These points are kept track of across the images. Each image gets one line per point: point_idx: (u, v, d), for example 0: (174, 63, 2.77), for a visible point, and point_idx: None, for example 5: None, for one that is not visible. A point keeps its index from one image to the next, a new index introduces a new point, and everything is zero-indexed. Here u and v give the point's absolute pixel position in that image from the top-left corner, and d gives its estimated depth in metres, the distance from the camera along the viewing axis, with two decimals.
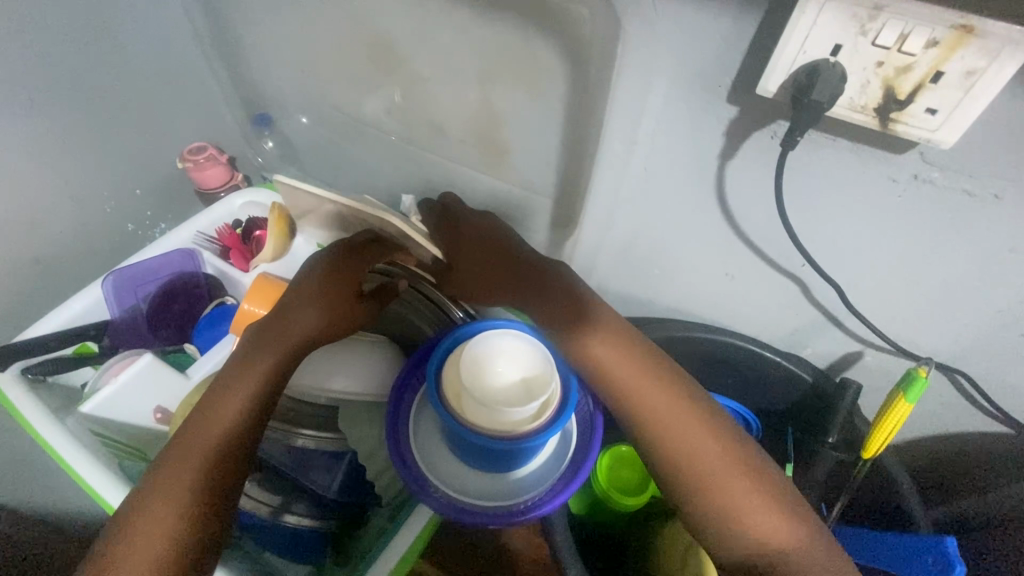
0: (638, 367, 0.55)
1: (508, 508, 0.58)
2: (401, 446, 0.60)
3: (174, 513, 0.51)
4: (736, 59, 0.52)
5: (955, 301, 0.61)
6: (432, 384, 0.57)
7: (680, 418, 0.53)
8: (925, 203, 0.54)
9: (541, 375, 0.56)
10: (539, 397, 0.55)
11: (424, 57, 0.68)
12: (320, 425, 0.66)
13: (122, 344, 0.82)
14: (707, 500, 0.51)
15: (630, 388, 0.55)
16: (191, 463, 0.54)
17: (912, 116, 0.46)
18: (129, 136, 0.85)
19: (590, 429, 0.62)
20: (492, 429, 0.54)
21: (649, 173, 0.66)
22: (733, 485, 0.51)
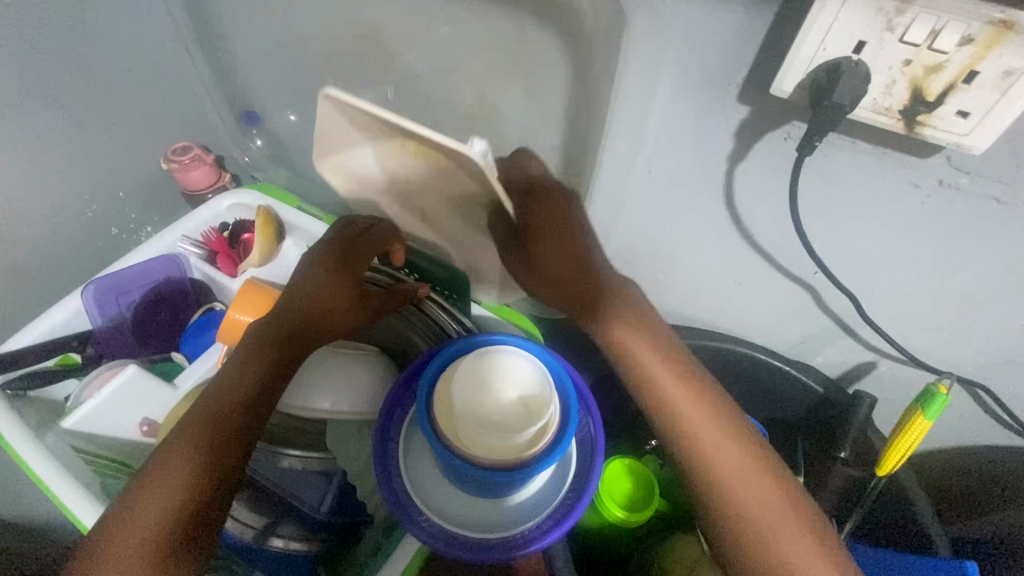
0: (678, 378, 0.51)
1: (505, 539, 0.56)
2: (389, 474, 0.57)
3: (157, 530, 0.47)
4: (749, 56, 0.49)
5: (976, 310, 0.58)
6: (422, 407, 0.54)
7: (705, 435, 0.49)
8: (949, 210, 0.51)
9: (539, 397, 0.53)
10: (538, 420, 0.52)
11: (415, 52, 0.64)
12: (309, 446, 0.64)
13: (106, 355, 0.79)
14: (740, 531, 0.47)
15: (668, 399, 0.50)
16: (179, 472, 0.50)
17: (941, 119, 0.43)
18: (110, 137, 0.81)
19: (591, 453, 0.60)
20: (488, 456, 0.51)
21: (653, 176, 0.62)
22: (771, 517, 0.47)
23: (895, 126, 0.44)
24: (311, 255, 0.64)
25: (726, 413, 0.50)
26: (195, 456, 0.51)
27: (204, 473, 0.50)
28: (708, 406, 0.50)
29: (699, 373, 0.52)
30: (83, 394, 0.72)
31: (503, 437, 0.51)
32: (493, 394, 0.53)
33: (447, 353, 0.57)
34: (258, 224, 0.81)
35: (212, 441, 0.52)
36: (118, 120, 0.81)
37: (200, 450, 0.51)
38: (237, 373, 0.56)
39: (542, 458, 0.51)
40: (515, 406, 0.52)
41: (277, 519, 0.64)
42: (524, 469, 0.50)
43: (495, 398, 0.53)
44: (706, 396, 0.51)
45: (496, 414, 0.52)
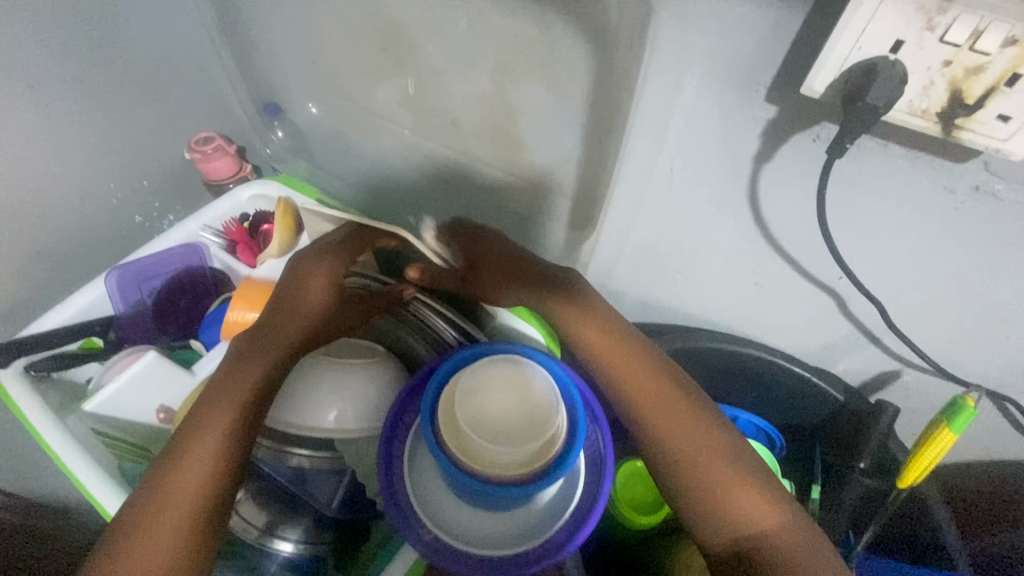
0: (617, 343, 0.58)
1: (513, 555, 0.56)
2: (395, 488, 0.58)
3: (173, 533, 0.51)
4: (779, 55, 0.47)
5: (1007, 320, 0.56)
6: (426, 421, 0.54)
7: (657, 398, 0.55)
8: (986, 217, 0.49)
9: (544, 410, 0.53)
10: (544, 434, 0.52)
11: (437, 46, 0.64)
12: (316, 447, 0.64)
13: (128, 340, 0.81)
14: (678, 470, 0.52)
15: (607, 360, 0.58)
16: (195, 473, 0.53)
17: (980, 123, 0.41)
18: (136, 125, 0.83)
19: (600, 469, 0.60)
20: (493, 471, 0.51)
21: (676, 177, 0.61)
22: (706, 459, 0.52)
23: (932, 130, 0.43)
24: (303, 260, 0.66)
25: (662, 369, 0.57)
26: (209, 457, 0.54)
27: (219, 473, 0.54)
28: (645, 364, 0.57)
29: (636, 338, 0.59)
30: (105, 376, 0.74)
31: (510, 450, 0.51)
32: (498, 406, 0.52)
33: (448, 367, 0.57)
34: (277, 216, 0.81)
35: (223, 443, 0.55)
36: (143, 110, 0.83)
37: (213, 452, 0.54)
38: (241, 375, 0.58)
39: (550, 474, 0.51)
40: (521, 417, 0.52)
41: (285, 518, 0.66)
42: (532, 484, 0.51)
43: (497, 406, 0.52)
44: (643, 357, 0.57)
45: (501, 423, 0.52)
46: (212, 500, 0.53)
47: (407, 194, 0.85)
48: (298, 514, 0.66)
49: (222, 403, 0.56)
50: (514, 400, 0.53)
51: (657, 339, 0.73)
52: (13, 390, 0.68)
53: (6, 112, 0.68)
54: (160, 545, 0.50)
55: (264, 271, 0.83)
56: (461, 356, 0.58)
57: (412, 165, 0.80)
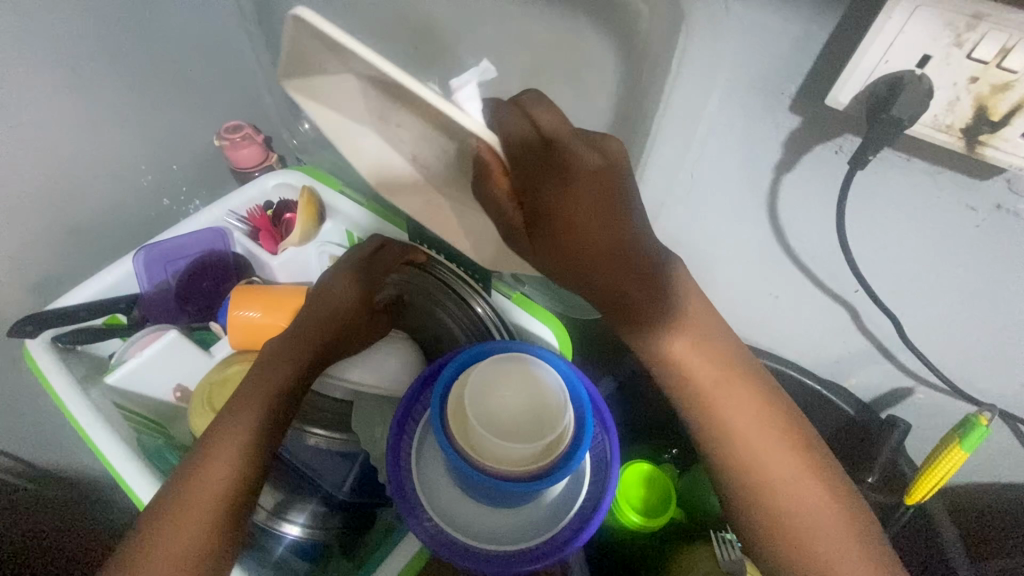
0: (710, 357, 0.49)
1: (516, 552, 0.56)
2: (402, 477, 0.58)
3: (201, 516, 0.52)
4: (805, 66, 0.48)
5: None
6: (436, 413, 0.54)
7: (756, 427, 0.48)
8: (1007, 235, 0.49)
9: (552, 408, 0.53)
10: (552, 431, 0.52)
11: (466, 45, 0.65)
12: (330, 426, 0.68)
13: (151, 318, 0.83)
14: (767, 502, 0.47)
15: (704, 376, 0.48)
16: (224, 459, 0.55)
17: (1004, 140, 0.41)
18: (170, 110, 0.85)
19: (605, 470, 0.60)
20: (500, 465, 0.52)
21: (696, 184, 0.62)
22: (804, 497, 0.47)
23: (956, 146, 0.43)
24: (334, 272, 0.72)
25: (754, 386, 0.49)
26: (233, 442, 0.56)
27: (243, 460, 0.55)
28: (732, 380, 0.49)
29: (729, 346, 0.50)
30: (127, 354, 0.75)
31: (518, 445, 0.51)
32: (509, 401, 0.53)
33: (459, 361, 0.58)
34: (301, 205, 0.84)
35: (253, 430, 0.57)
36: (177, 96, 0.85)
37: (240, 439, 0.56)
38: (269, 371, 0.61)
39: (557, 471, 0.51)
40: (529, 412, 0.53)
41: (296, 499, 0.68)
42: (538, 480, 0.51)
43: (506, 403, 0.53)
44: (736, 370, 0.49)
45: (508, 420, 0.52)
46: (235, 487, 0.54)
47: None
48: (307, 497, 0.68)
49: (255, 393, 0.59)
50: (525, 399, 0.53)
51: None
52: (41, 359, 0.71)
53: (49, 92, 0.70)
54: (190, 526, 0.51)
55: (285, 258, 0.85)
56: (472, 352, 0.58)
57: None
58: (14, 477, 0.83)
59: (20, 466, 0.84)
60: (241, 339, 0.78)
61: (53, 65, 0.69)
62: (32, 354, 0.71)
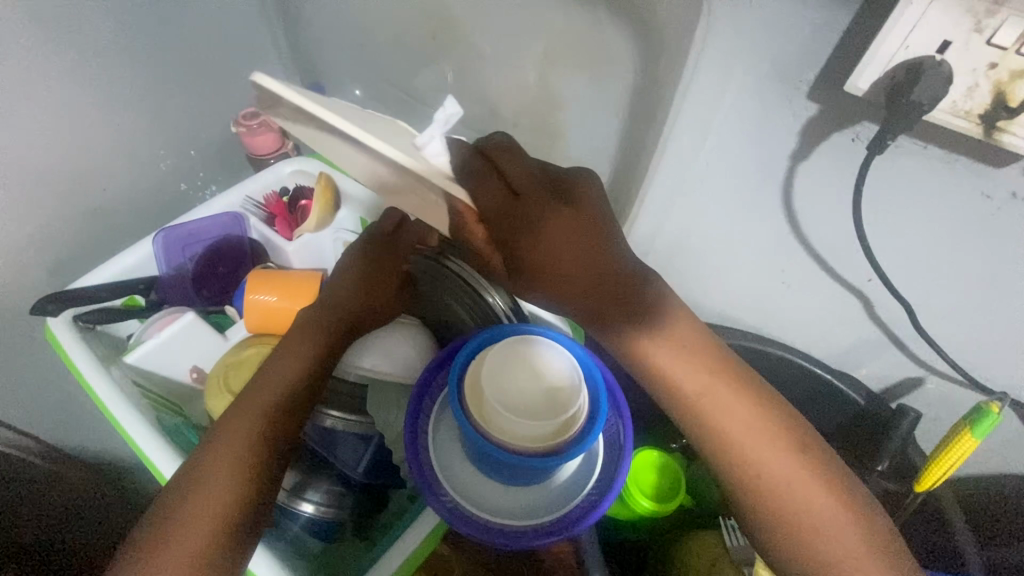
0: (694, 365, 0.50)
1: (531, 528, 0.57)
2: (419, 453, 0.59)
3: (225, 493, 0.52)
4: (822, 54, 0.49)
5: None
6: (454, 391, 0.55)
7: (751, 430, 0.49)
8: (1021, 223, 0.50)
9: (568, 389, 0.54)
10: (569, 410, 0.53)
11: (484, 33, 0.66)
12: (348, 408, 0.67)
13: (168, 301, 0.84)
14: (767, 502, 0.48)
15: (692, 383, 0.50)
16: (246, 436, 0.56)
17: (1022, 126, 0.42)
18: (189, 96, 0.86)
19: (617, 451, 0.61)
20: (518, 442, 0.52)
21: (712, 173, 0.62)
22: (805, 494, 0.47)
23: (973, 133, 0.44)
24: (345, 264, 0.73)
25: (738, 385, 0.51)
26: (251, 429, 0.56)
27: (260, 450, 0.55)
28: (717, 383, 0.50)
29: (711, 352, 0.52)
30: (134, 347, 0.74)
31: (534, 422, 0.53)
32: (526, 382, 0.54)
33: (476, 343, 0.58)
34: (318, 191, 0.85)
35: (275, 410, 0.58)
36: (197, 82, 0.86)
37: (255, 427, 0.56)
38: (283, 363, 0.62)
39: (572, 449, 0.52)
40: (545, 392, 0.54)
41: (311, 480, 0.66)
42: (556, 456, 0.52)
43: (521, 385, 0.53)
44: (721, 374, 0.51)
45: (522, 400, 0.53)
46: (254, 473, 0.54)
47: None
48: (320, 477, 0.67)
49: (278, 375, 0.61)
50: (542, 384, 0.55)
51: None
52: (62, 336, 0.72)
53: (73, 76, 0.72)
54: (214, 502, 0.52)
55: (300, 244, 0.86)
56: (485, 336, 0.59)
57: None
58: (35, 457, 0.84)
59: (41, 445, 0.85)
60: (257, 322, 0.79)
61: (77, 49, 0.70)
62: (54, 331, 0.72)
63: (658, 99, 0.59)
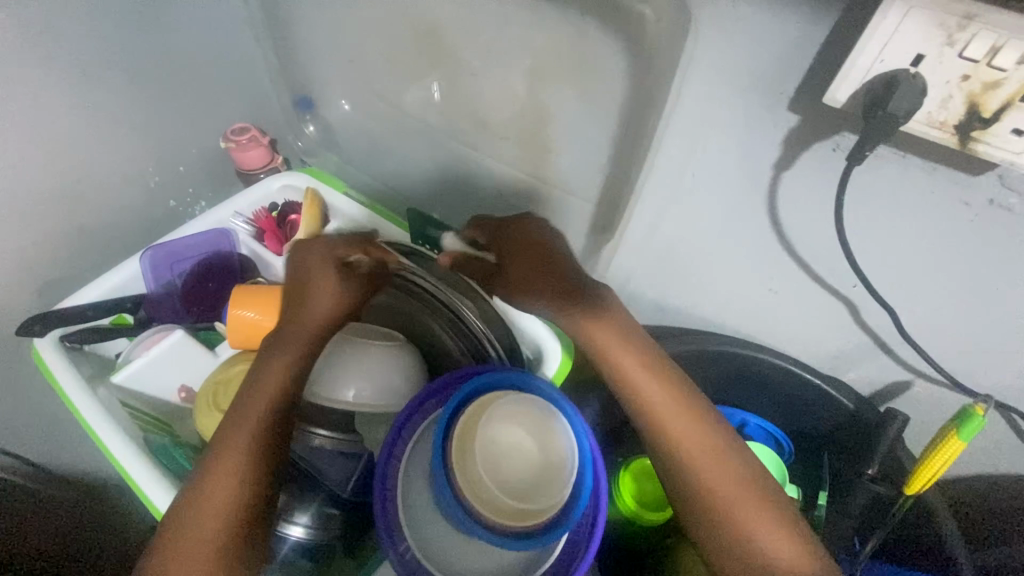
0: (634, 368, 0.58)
1: None
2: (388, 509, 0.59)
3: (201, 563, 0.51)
4: (804, 67, 0.50)
5: (1018, 334, 0.57)
6: (442, 449, 0.54)
7: (676, 410, 0.56)
8: (998, 229, 0.51)
9: (557, 465, 0.54)
10: (556, 487, 0.53)
11: (472, 48, 0.67)
12: (335, 427, 0.68)
13: (156, 318, 0.83)
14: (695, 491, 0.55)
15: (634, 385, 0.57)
16: (220, 501, 0.54)
17: (995, 136, 0.43)
18: (177, 113, 0.86)
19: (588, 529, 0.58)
20: (499, 513, 0.52)
21: (698, 183, 0.63)
22: (722, 476, 0.54)
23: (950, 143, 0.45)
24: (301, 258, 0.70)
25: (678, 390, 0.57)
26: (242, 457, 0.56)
27: (241, 481, 0.55)
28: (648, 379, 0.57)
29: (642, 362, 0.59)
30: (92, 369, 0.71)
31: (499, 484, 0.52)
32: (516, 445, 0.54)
33: (471, 392, 0.57)
34: (305, 205, 0.84)
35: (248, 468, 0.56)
36: (184, 99, 0.86)
37: (237, 454, 0.56)
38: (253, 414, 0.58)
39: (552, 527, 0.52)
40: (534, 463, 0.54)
41: (297, 501, 0.66)
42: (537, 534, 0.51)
43: (512, 445, 0.54)
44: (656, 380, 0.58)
45: (508, 465, 0.53)
46: (234, 522, 0.53)
47: (430, 192, 0.87)
48: (309, 497, 0.66)
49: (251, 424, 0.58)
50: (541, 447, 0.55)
51: (670, 339, 0.75)
52: (49, 357, 0.71)
53: (59, 95, 0.71)
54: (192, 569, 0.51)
55: None
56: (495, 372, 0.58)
57: (441, 167, 0.83)
58: (23, 479, 0.83)
59: (29, 467, 0.84)
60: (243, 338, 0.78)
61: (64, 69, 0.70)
62: (41, 352, 0.72)
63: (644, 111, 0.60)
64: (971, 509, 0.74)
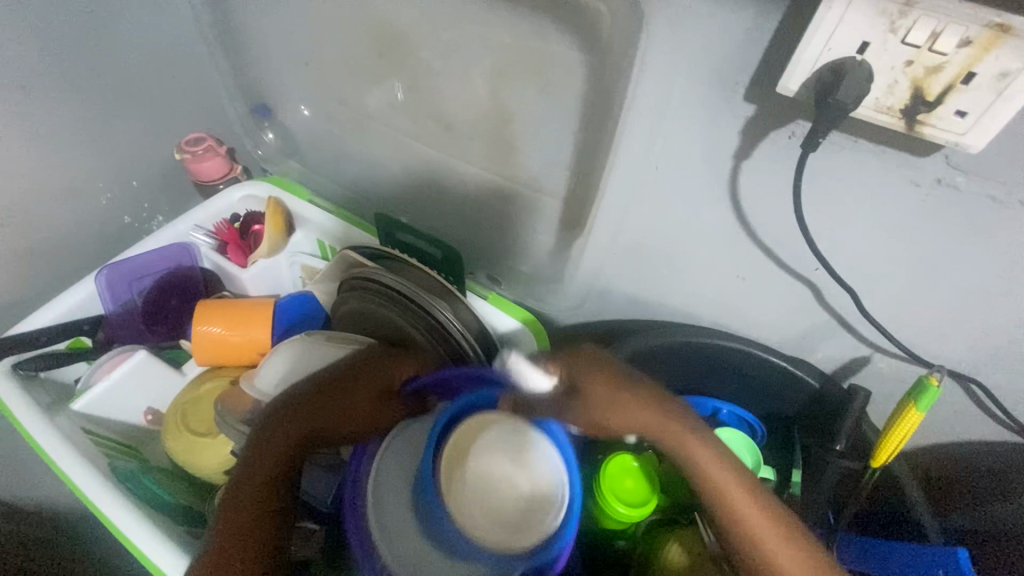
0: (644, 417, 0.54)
1: None
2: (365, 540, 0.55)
3: None
4: (757, 57, 0.50)
5: (971, 307, 0.60)
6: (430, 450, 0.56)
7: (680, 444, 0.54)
8: (946, 207, 0.53)
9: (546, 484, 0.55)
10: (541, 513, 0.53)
11: (430, 48, 0.66)
12: None
13: (117, 339, 0.80)
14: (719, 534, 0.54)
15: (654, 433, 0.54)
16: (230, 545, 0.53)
17: (940, 118, 0.44)
18: (126, 125, 0.83)
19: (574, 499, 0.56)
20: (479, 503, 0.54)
21: (662, 176, 0.64)
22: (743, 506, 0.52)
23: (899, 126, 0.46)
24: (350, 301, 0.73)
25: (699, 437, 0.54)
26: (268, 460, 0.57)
27: (254, 530, 0.54)
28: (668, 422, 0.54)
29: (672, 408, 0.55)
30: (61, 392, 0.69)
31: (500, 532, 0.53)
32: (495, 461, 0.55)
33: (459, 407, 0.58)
34: (268, 215, 0.83)
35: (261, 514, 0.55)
36: (133, 110, 0.83)
37: (256, 493, 0.55)
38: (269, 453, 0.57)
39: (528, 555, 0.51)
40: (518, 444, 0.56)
41: None
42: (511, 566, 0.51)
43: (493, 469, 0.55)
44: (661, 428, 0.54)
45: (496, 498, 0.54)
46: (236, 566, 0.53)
47: (396, 195, 0.86)
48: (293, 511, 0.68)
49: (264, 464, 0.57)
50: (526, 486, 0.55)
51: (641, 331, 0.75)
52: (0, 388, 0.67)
53: None
54: None
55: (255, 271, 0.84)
56: (482, 395, 0.59)
57: (406, 169, 0.82)
58: None
59: None
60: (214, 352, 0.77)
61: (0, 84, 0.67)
62: None
63: None
64: (936, 477, 0.77)
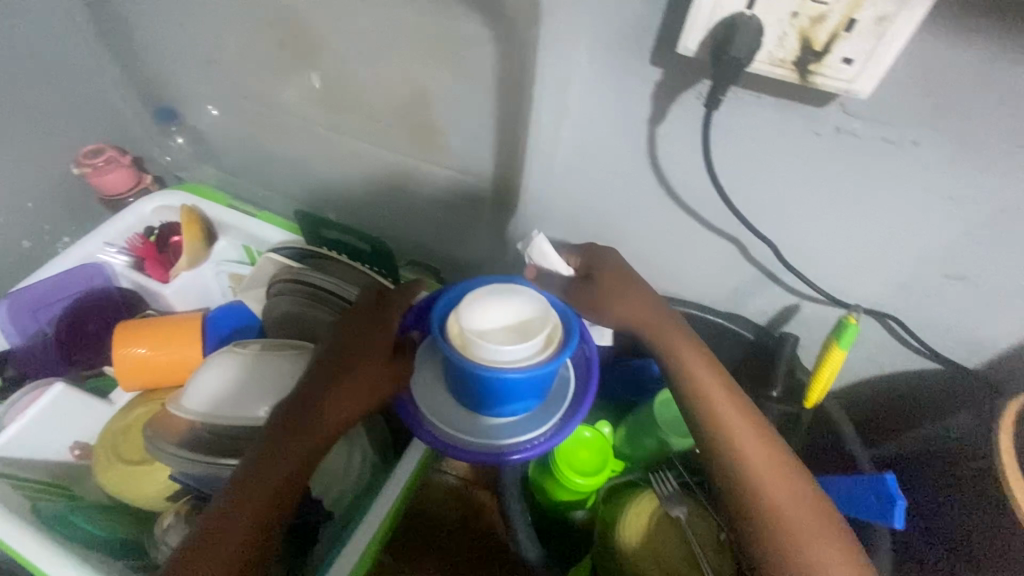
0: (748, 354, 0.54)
1: (490, 451, 0.56)
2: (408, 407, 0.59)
3: None
4: (656, 18, 0.50)
5: (880, 249, 0.62)
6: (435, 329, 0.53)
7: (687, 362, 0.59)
8: (846, 151, 0.55)
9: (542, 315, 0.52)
10: (542, 336, 0.51)
11: (336, 34, 0.64)
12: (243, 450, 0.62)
13: (31, 374, 0.75)
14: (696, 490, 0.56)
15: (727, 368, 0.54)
16: (230, 536, 0.49)
17: (829, 67, 0.46)
18: (10, 141, 0.76)
19: (587, 368, 0.62)
20: (477, 347, 0.50)
21: (581, 146, 0.63)
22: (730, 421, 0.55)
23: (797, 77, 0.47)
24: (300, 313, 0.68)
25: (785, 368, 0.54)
26: (267, 474, 0.53)
27: (252, 523, 0.50)
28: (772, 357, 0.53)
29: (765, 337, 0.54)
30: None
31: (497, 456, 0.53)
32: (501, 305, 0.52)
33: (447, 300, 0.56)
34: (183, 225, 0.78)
35: (269, 487, 0.52)
36: (17, 124, 0.76)
37: (266, 484, 0.52)
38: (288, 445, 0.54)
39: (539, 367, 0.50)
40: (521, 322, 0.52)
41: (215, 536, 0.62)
42: (524, 373, 0.50)
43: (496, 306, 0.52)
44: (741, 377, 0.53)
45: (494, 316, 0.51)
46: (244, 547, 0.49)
47: (321, 191, 0.83)
48: None
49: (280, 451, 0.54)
50: (525, 395, 0.55)
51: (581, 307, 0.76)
52: None
53: None
54: None
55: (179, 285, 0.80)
56: (454, 292, 0.57)
57: (327, 163, 0.79)
58: None
59: None
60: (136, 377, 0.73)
61: None
62: None
63: (516, 80, 0.59)
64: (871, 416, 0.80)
